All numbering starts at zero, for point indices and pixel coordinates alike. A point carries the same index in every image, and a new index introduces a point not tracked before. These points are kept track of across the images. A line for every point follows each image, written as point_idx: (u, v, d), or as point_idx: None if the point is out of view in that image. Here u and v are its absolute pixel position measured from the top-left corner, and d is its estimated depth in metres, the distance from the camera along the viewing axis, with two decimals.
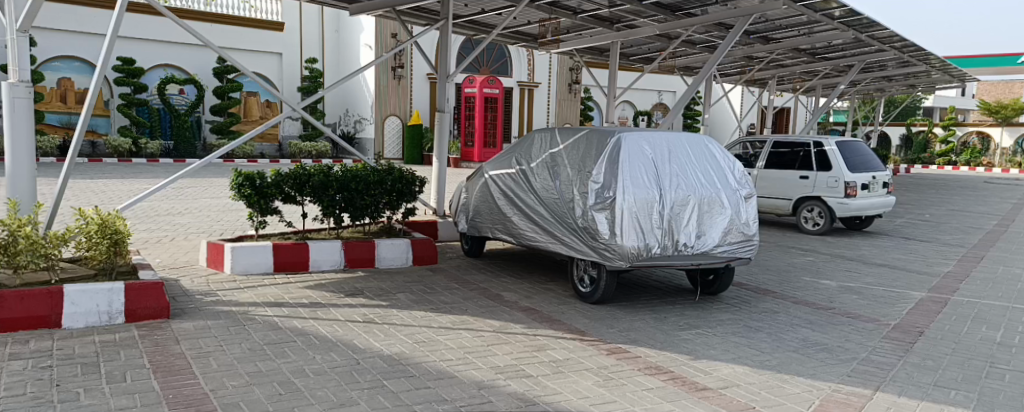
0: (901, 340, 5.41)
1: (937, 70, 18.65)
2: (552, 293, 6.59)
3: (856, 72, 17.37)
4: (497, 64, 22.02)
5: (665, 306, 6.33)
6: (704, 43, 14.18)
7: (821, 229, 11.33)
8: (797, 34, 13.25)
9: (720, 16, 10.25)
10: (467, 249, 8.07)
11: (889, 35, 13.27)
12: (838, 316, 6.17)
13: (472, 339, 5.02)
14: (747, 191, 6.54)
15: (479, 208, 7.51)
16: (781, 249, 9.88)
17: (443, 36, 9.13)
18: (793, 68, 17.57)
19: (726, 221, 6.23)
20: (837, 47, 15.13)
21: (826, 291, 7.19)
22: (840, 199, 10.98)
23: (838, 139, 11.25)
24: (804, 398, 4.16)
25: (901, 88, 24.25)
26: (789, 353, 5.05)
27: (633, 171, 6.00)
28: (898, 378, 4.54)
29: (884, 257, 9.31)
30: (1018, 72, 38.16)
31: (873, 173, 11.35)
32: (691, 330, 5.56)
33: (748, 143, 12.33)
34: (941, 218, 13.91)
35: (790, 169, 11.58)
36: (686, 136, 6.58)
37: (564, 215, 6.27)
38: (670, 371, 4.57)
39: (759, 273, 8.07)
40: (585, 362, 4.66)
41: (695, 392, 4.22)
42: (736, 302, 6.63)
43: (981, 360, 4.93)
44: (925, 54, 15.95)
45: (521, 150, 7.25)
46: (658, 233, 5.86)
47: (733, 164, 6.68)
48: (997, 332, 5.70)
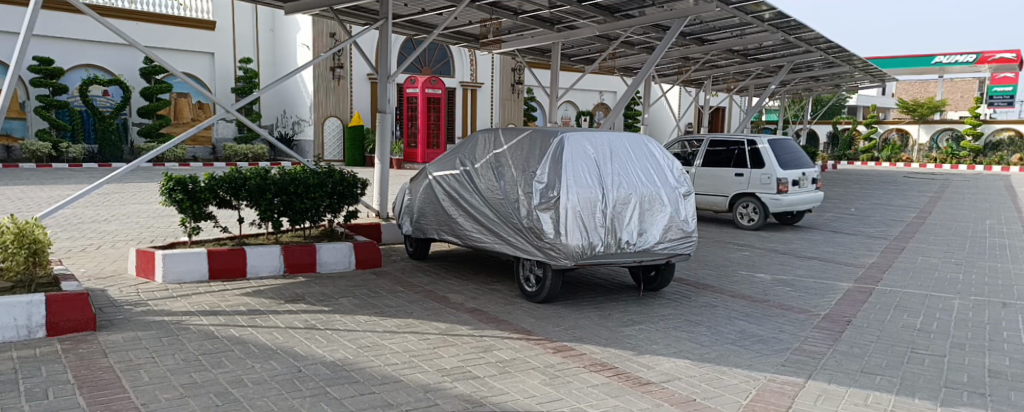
0: (831, 330, 5.66)
1: (860, 71, 19.62)
2: (498, 293, 6.59)
3: (786, 72, 18.09)
4: (438, 64, 21.87)
5: (609, 303, 6.43)
6: (642, 44, 14.49)
7: (755, 224, 11.73)
8: (730, 36, 13.70)
9: (657, 17, 10.47)
10: (411, 251, 7.99)
11: (815, 37, 13.87)
12: (772, 308, 6.40)
13: (418, 342, 4.97)
14: (686, 189, 6.70)
15: (424, 209, 7.45)
16: (718, 244, 10.18)
17: (383, 37, 9.00)
18: (727, 69, 18.14)
19: (666, 218, 6.37)
20: (768, 48, 15.72)
21: (761, 284, 7.45)
22: (773, 195, 11.39)
23: (770, 138, 11.69)
24: (741, 389, 4.30)
25: (827, 88, 25.38)
26: (727, 346, 5.20)
27: (576, 171, 6.07)
28: (828, 366, 4.74)
29: (814, 250, 9.72)
30: (932, 72, 40.52)
31: (803, 169, 11.83)
32: (635, 326, 5.66)
33: (686, 141, 12.65)
34: (866, 212, 14.63)
35: (725, 167, 11.96)
36: (626, 135, 6.70)
37: (509, 215, 6.28)
38: (614, 367, 4.64)
39: (698, 268, 8.30)
40: (532, 361, 4.68)
41: (638, 386, 4.29)
42: (677, 297, 6.79)
43: (903, 346, 5.20)
44: (849, 55, 16.73)
45: (465, 151, 7.23)
46: (601, 231, 5.94)
47: (672, 162, 6.83)
48: (917, 319, 6.03)
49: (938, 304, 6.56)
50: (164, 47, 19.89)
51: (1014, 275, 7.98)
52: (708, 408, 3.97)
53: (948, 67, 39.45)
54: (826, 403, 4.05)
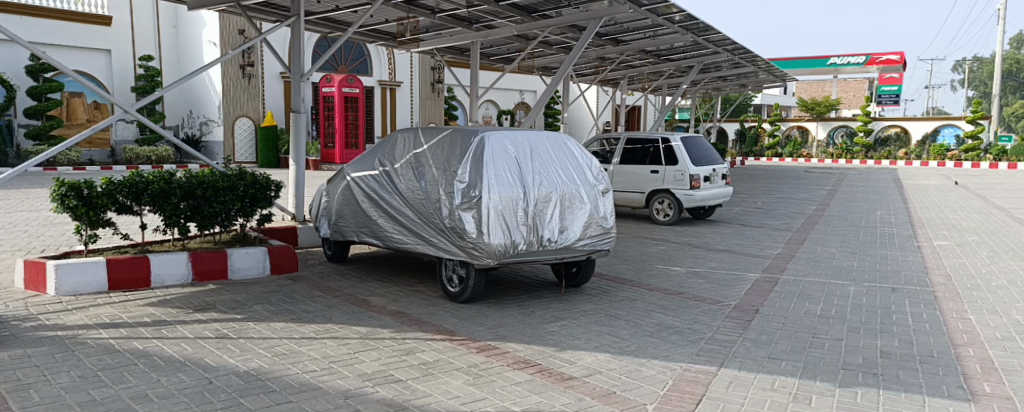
0: (740, 319, 5.94)
1: (764, 71, 20.69)
2: (420, 295, 6.52)
3: (696, 72, 18.85)
4: (355, 62, 21.40)
5: (532, 301, 6.49)
6: (560, 44, 14.72)
7: (670, 219, 12.16)
8: (644, 37, 14.14)
9: (574, 18, 10.67)
10: (330, 254, 7.79)
11: (722, 38, 14.52)
12: (687, 300, 6.64)
13: (338, 348, 4.85)
14: (605, 186, 6.84)
15: (342, 211, 7.28)
16: (636, 240, 10.49)
17: (294, 34, 8.72)
18: (641, 69, 18.67)
19: (586, 215, 6.49)
20: (679, 49, 16.33)
21: (676, 277, 7.73)
22: (686, 191, 11.84)
23: (682, 135, 12.12)
24: (658, 379, 4.44)
25: (734, 88, 26.61)
26: (646, 338, 5.36)
27: (497, 170, 6.07)
28: (739, 353, 4.98)
29: (725, 243, 10.18)
30: (827, 73, 43.24)
31: (714, 166, 12.34)
32: (557, 322, 5.75)
33: (604, 140, 12.94)
34: (771, 205, 15.44)
35: (641, 164, 12.32)
36: (545, 134, 6.76)
37: (430, 215, 6.24)
38: (537, 364, 4.69)
39: (617, 263, 8.52)
40: (455, 362, 4.66)
41: (560, 382, 4.35)
42: (597, 292, 6.94)
43: (805, 332, 5.52)
44: (753, 56, 17.63)
45: (384, 151, 7.12)
46: (523, 229, 5.99)
47: (590, 160, 6.94)
48: (818, 305, 6.42)
49: (836, 291, 7.02)
50: (55, 43, 18.50)
51: (902, 262, 8.64)
52: (628, 400, 4.08)
53: (841, 68, 42.24)
54: (737, 389, 4.24)
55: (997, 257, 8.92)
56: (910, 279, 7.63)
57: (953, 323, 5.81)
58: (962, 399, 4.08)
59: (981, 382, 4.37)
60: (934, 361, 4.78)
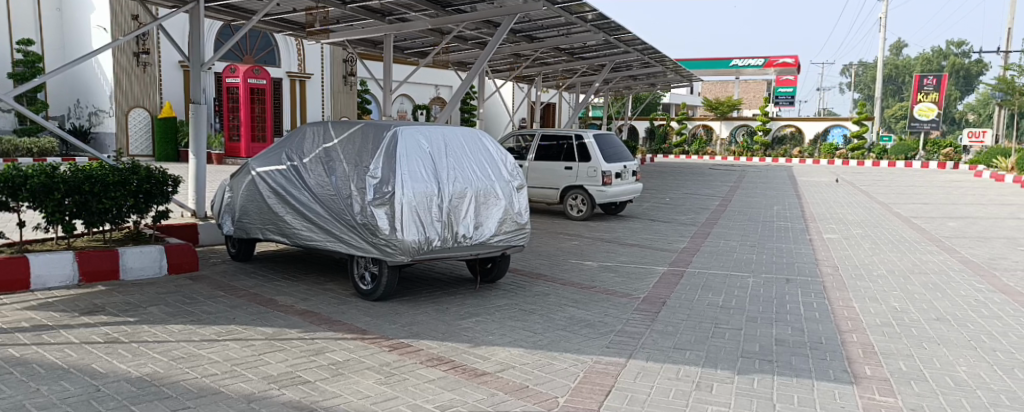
0: (648, 311, 6.14)
1: (671, 71, 21.47)
2: (330, 293, 6.35)
3: (608, 71, 19.34)
4: (262, 53, 20.53)
5: (447, 297, 6.45)
6: (474, 39, 14.74)
7: (583, 215, 12.40)
8: (557, 34, 14.36)
9: (488, 14, 10.66)
10: (234, 253, 7.45)
11: (633, 38, 14.96)
12: (598, 294, 6.81)
13: (241, 350, 4.64)
14: (520, 182, 6.88)
15: (246, 208, 6.98)
16: (551, 235, 10.64)
17: (192, 20, 8.26)
18: (555, 66, 18.93)
19: (500, 211, 6.50)
20: (592, 48, 16.71)
21: (588, 271, 7.91)
22: (598, 188, 12.12)
23: (595, 133, 12.36)
24: (569, 372, 4.52)
25: (643, 87, 27.42)
26: (558, 332, 5.44)
27: (411, 166, 5.97)
28: (646, 344, 5.14)
29: (635, 237, 10.50)
30: (730, 75, 45.51)
31: (625, 163, 12.66)
32: (471, 319, 5.74)
33: (519, 136, 13.03)
34: (678, 201, 16.07)
35: (555, 161, 12.51)
36: (461, 129, 6.71)
37: (341, 211, 6.07)
38: (451, 361, 4.66)
39: (532, 258, 8.61)
40: (366, 361, 4.56)
41: (473, 378, 4.35)
42: (511, 287, 6.99)
43: (708, 322, 5.77)
44: (662, 56, 18.30)
45: (291, 145, 6.88)
46: (437, 226, 5.94)
47: (506, 157, 6.95)
48: (719, 297, 6.74)
49: (736, 283, 7.38)
50: None
51: (795, 254, 9.20)
52: (540, 393, 4.13)
53: (743, 70, 44.56)
54: (644, 380, 4.38)
55: (878, 249, 9.67)
56: (801, 270, 8.14)
57: (840, 310, 6.25)
58: (846, 382, 4.39)
59: (862, 365, 4.72)
60: (823, 347, 5.12)
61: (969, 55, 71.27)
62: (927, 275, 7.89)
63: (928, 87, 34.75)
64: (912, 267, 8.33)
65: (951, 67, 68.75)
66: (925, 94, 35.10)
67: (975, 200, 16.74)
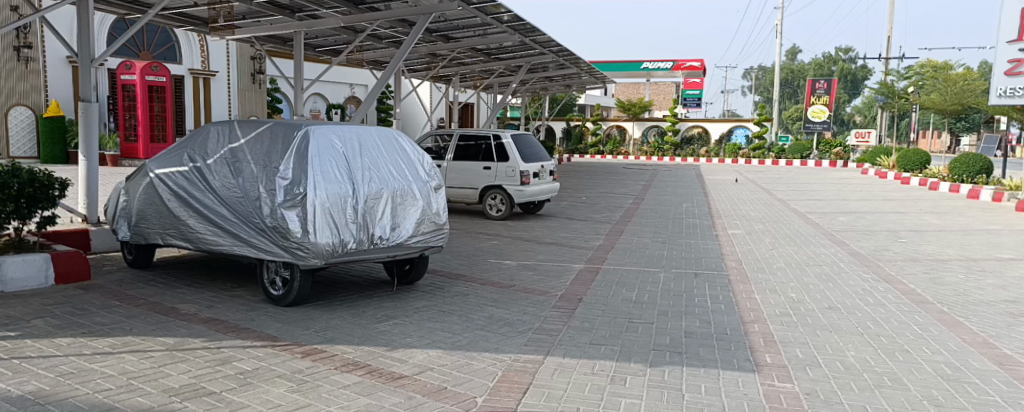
0: (565, 308, 6.24)
1: (585, 73, 21.95)
2: (238, 300, 6.08)
3: (524, 71, 19.55)
4: (162, 48, 19.41)
5: (363, 301, 6.33)
6: (389, 38, 14.55)
7: (502, 215, 12.45)
8: (473, 35, 14.39)
9: (402, 12, 10.52)
10: (131, 260, 7.02)
11: (548, 40, 15.20)
12: (517, 293, 6.86)
13: (139, 362, 4.37)
14: (437, 182, 6.82)
15: (144, 212, 6.59)
16: (470, 235, 10.62)
17: (80, 12, 7.70)
18: (472, 66, 18.95)
19: (418, 212, 6.43)
20: (508, 48, 16.86)
21: (507, 271, 7.95)
22: (517, 187, 12.20)
23: (513, 133, 12.46)
24: (488, 371, 4.53)
25: (559, 88, 27.88)
26: (477, 332, 5.44)
27: (323, 166, 5.80)
28: (563, 341, 5.23)
29: (553, 236, 10.65)
30: (641, 77, 47.22)
31: (542, 163, 12.81)
32: (389, 322, 5.64)
33: (438, 135, 12.95)
34: (594, 199, 16.44)
35: (473, 161, 12.51)
36: (376, 129, 6.58)
37: (249, 214, 5.83)
38: (367, 365, 4.57)
39: (450, 259, 8.57)
40: (277, 369, 4.40)
41: (390, 381, 4.28)
42: (430, 289, 6.93)
43: (622, 317, 5.93)
44: (576, 58, 18.69)
45: (194, 145, 6.54)
46: (353, 228, 5.80)
47: (423, 156, 6.87)
48: (633, 292, 6.94)
49: (649, 278, 7.63)
50: None
51: (703, 249, 9.62)
52: (458, 394, 4.11)
53: (653, 72, 46.41)
54: (561, 376, 4.45)
55: (777, 243, 10.25)
56: (709, 264, 8.52)
57: (743, 302, 6.58)
58: (749, 370, 4.62)
59: (763, 353, 4.98)
60: (728, 337, 5.38)
61: (855, 61, 76.81)
62: (820, 267, 8.43)
63: (820, 90, 37.11)
64: (807, 260, 8.88)
65: (840, 72, 73.88)
66: (817, 97, 37.43)
67: (862, 196, 18.04)
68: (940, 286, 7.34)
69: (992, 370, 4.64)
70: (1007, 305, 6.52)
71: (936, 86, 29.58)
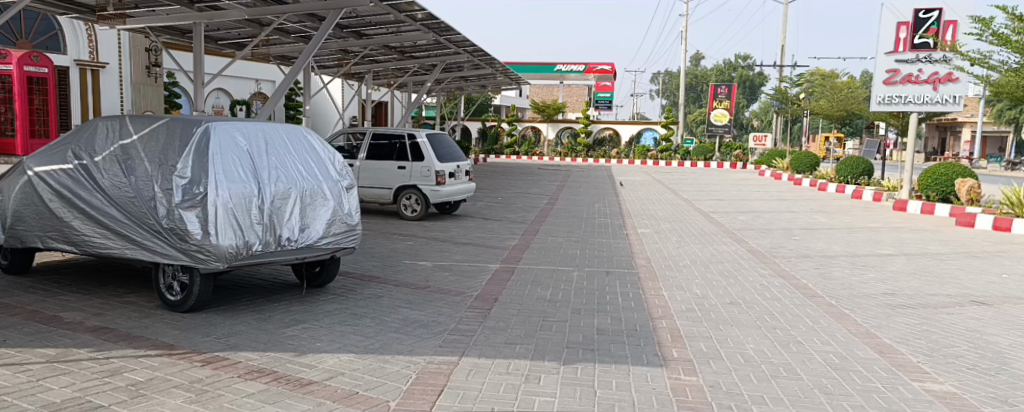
0: (481, 308, 6.23)
1: (500, 74, 22.08)
2: (130, 306, 5.69)
3: (439, 71, 19.46)
4: (43, 37, 16.89)
5: (270, 305, 6.07)
6: (298, 33, 14.11)
7: (418, 215, 12.30)
8: (386, 32, 14.15)
9: (310, 7, 10.22)
10: (7, 265, 6.44)
11: (463, 39, 15.18)
12: (432, 293, 6.79)
13: (14, 377, 4.00)
14: (349, 182, 6.65)
15: (21, 213, 6.05)
16: (384, 236, 10.43)
17: None
18: (385, 64, 18.66)
19: (328, 212, 6.24)
20: (422, 47, 16.72)
21: (422, 271, 7.86)
22: (432, 187, 12.08)
23: (428, 132, 12.31)
24: (402, 374, 4.45)
25: (475, 88, 27.92)
26: (391, 334, 5.34)
27: (225, 165, 5.52)
28: (479, 341, 5.22)
29: (469, 236, 10.63)
30: (554, 79, 48.28)
31: (458, 162, 12.74)
32: (297, 326, 5.44)
33: (350, 134, 12.65)
34: (510, 200, 16.54)
35: (388, 160, 12.31)
36: (282, 126, 6.35)
37: (142, 216, 5.47)
38: (273, 372, 4.38)
39: (364, 260, 8.38)
40: (173, 379, 4.14)
41: (298, 388, 4.12)
42: (341, 291, 6.74)
43: (537, 316, 5.99)
44: (491, 59, 18.80)
45: (80, 140, 6.08)
46: (258, 229, 5.54)
47: (334, 155, 6.68)
48: (548, 291, 7.02)
49: (563, 277, 7.76)
50: None
51: (615, 248, 9.88)
52: (371, 398, 4.01)
53: (566, 75, 47.74)
54: (475, 376, 4.43)
55: (683, 241, 10.68)
56: (620, 263, 8.75)
57: (652, 298, 6.81)
58: (657, 365, 4.77)
59: (670, 348, 5.16)
60: (638, 333, 5.54)
61: (753, 69, 81.35)
62: (722, 264, 8.85)
63: (721, 95, 38.81)
64: (711, 257, 9.29)
65: (740, 78, 78.01)
66: (719, 101, 39.14)
67: (760, 196, 19.12)
68: (829, 280, 7.88)
69: (874, 358, 5.01)
70: (886, 297, 7.08)
71: (824, 93, 31.76)
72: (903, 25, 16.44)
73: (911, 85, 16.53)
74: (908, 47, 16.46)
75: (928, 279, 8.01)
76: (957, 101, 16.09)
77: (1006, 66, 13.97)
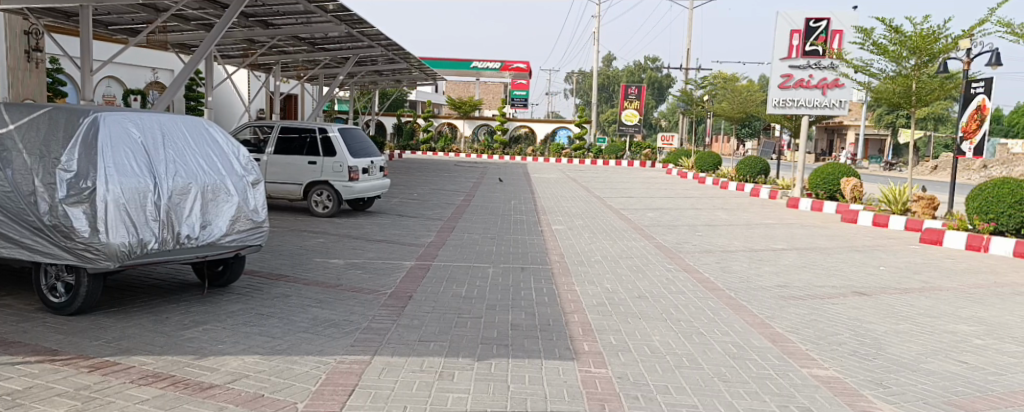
0: (394, 306, 6.15)
1: (415, 69, 21.83)
2: (7, 309, 5.24)
3: (351, 64, 19.01)
4: None
5: (167, 306, 5.76)
6: (199, 20, 13.41)
7: (329, 211, 12.00)
8: (295, 22, 13.69)
9: None
10: None
11: (376, 33, 14.91)
12: (344, 292, 6.64)
13: None
14: (255, 177, 6.38)
15: None
16: (293, 233, 10.09)
17: None
18: (295, 55, 18.06)
19: (232, 209, 5.97)
20: (334, 39, 16.30)
21: (334, 269, 7.68)
22: (345, 183, 11.79)
23: (340, 126, 11.99)
24: (310, 375, 4.33)
25: (390, 83, 27.48)
26: (299, 334, 5.18)
27: (117, 157, 5.17)
28: (392, 339, 5.15)
29: (382, 233, 10.47)
30: (470, 76, 48.30)
31: (372, 158, 12.50)
32: (198, 328, 5.18)
33: (256, 127, 12.17)
34: (425, 196, 16.39)
35: (298, 155, 11.92)
36: (182, 119, 6.03)
37: (21, 211, 5.05)
38: (170, 376, 4.16)
39: (271, 258, 8.08)
40: (56, 387, 3.85)
41: (198, 392, 3.93)
42: (246, 290, 6.48)
43: (451, 313, 5.99)
44: (406, 53, 18.56)
45: None
46: (154, 226, 5.22)
47: (238, 149, 6.39)
48: (462, 288, 7.03)
49: (478, 273, 7.78)
50: None
51: (529, 244, 10.01)
52: (277, 401, 3.88)
53: (482, 72, 47.80)
54: (388, 375, 4.38)
55: (595, 237, 10.97)
56: (534, 258, 8.88)
57: (564, 293, 6.96)
58: (569, 358, 4.87)
59: (582, 342, 5.29)
60: (550, 328, 5.64)
61: (661, 70, 84.19)
62: (632, 259, 9.14)
63: (631, 95, 39.82)
64: (621, 253, 9.59)
65: (649, 80, 80.73)
66: (630, 101, 40.22)
67: (665, 193, 19.96)
68: (728, 274, 8.33)
69: (768, 347, 5.34)
70: (779, 289, 7.55)
71: (725, 96, 33.26)
72: (796, 32, 17.45)
73: (803, 89, 17.66)
74: (799, 53, 17.54)
75: (817, 272, 8.59)
76: (843, 105, 17.35)
77: (884, 74, 15.17)
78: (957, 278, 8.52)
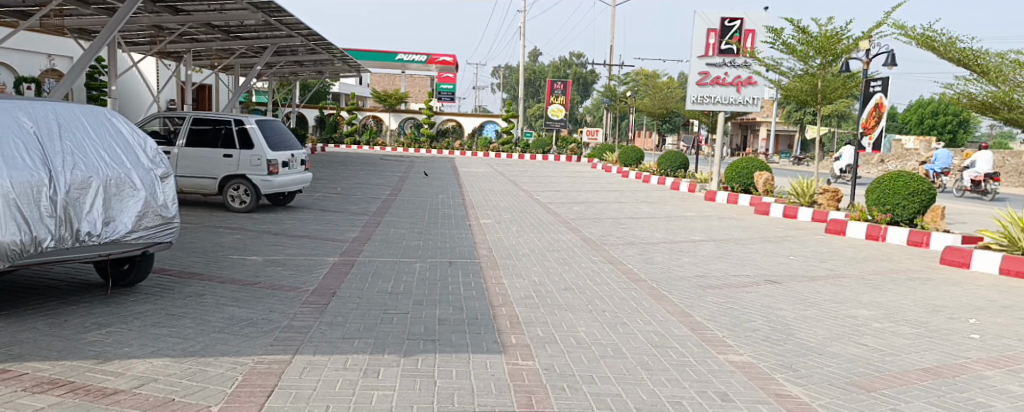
0: (316, 304, 5.98)
1: (338, 60, 21.28)
2: None
3: (269, 53, 18.30)
4: None
5: (66, 307, 5.37)
6: (100, 4, 12.60)
7: (247, 206, 11.53)
8: (207, 9, 13.07)
9: None
10: None
11: (295, 22, 14.43)
12: (262, 290, 6.38)
13: None
14: (164, 170, 6.04)
15: None
16: (208, 229, 9.64)
17: None
18: (207, 43, 17.25)
19: (139, 204, 5.64)
20: (250, 27, 15.66)
21: (252, 266, 7.38)
22: (263, 177, 11.34)
23: (258, 118, 11.53)
24: (226, 377, 4.14)
25: (311, 74, 26.66)
26: (214, 335, 4.96)
27: (6, 148, 4.77)
28: (313, 338, 5.00)
29: (304, 229, 10.16)
30: (395, 69, 47.58)
31: (292, 151, 12.10)
32: (101, 330, 4.87)
33: (166, 118, 11.55)
34: (349, 191, 16.00)
35: (212, 147, 11.40)
36: (79, 109, 5.63)
37: None
38: (69, 383, 3.88)
39: (183, 256, 7.68)
40: None
41: (101, 399, 3.69)
42: (156, 290, 6.13)
43: (377, 309, 5.87)
44: (327, 44, 18.06)
45: None
46: (50, 222, 4.86)
47: (144, 141, 6.03)
48: (388, 283, 6.90)
49: (404, 268, 7.67)
50: None
51: (456, 238, 9.97)
52: (189, 405, 3.68)
53: (407, 64, 47.17)
54: (310, 374, 4.25)
55: (522, 230, 11.03)
56: (461, 253, 8.84)
57: (492, 287, 6.96)
58: (495, 352, 4.87)
59: (509, 335, 5.30)
60: (478, 322, 5.63)
61: (586, 66, 85.62)
62: (558, 252, 9.25)
63: (557, 91, 40.24)
64: (547, 246, 9.69)
65: (574, 75, 81.97)
66: (556, 96, 40.66)
67: (590, 187, 20.31)
68: (651, 265, 8.56)
69: (688, 335, 5.52)
70: (698, 279, 7.83)
71: (648, 92, 34.17)
72: (712, 31, 18.01)
73: (719, 86, 18.36)
74: (715, 51, 18.13)
75: (733, 262, 8.95)
76: (755, 102, 18.20)
77: (793, 72, 15.93)
78: (858, 266, 9.07)
